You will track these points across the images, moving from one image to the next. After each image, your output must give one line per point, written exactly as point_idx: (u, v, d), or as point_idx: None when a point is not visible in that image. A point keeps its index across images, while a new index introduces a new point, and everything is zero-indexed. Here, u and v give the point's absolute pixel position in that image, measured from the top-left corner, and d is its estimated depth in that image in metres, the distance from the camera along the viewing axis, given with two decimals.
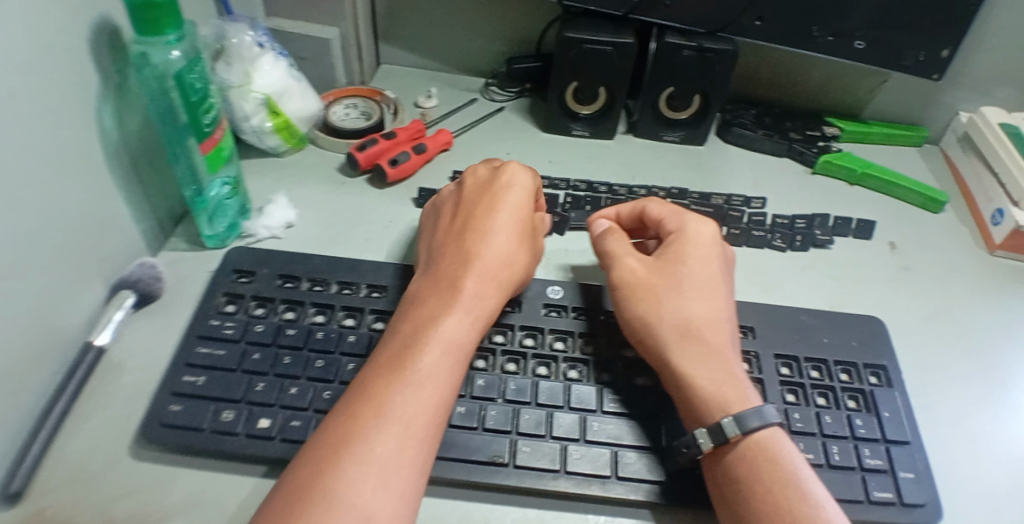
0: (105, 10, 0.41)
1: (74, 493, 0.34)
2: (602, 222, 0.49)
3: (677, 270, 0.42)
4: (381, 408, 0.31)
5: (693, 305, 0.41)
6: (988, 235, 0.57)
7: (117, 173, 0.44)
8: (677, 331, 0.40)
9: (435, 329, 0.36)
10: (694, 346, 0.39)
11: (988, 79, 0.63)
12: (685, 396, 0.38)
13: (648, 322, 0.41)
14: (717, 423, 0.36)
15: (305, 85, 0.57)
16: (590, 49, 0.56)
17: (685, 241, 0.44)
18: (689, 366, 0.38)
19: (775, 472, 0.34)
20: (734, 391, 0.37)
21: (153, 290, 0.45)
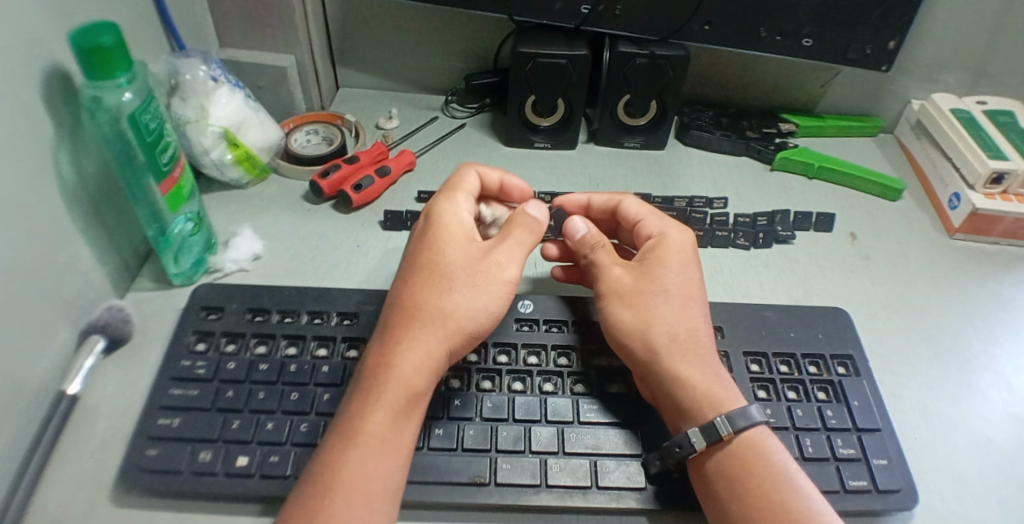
0: (53, 56, 0.40)
1: None
2: (579, 226, 0.46)
3: (662, 276, 0.41)
4: (346, 435, 0.32)
5: (681, 309, 0.40)
6: (947, 219, 0.59)
7: (78, 217, 0.44)
8: (667, 336, 0.38)
9: (397, 346, 0.35)
10: (685, 351, 0.38)
11: (937, 66, 0.65)
12: (676, 398, 0.37)
13: (636, 329, 0.39)
14: (709, 422, 0.35)
15: (263, 115, 0.58)
16: (544, 62, 0.57)
17: (670, 246, 0.43)
18: (681, 369, 0.37)
19: (765, 467, 0.34)
20: (725, 391, 0.37)
21: (124, 333, 0.45)
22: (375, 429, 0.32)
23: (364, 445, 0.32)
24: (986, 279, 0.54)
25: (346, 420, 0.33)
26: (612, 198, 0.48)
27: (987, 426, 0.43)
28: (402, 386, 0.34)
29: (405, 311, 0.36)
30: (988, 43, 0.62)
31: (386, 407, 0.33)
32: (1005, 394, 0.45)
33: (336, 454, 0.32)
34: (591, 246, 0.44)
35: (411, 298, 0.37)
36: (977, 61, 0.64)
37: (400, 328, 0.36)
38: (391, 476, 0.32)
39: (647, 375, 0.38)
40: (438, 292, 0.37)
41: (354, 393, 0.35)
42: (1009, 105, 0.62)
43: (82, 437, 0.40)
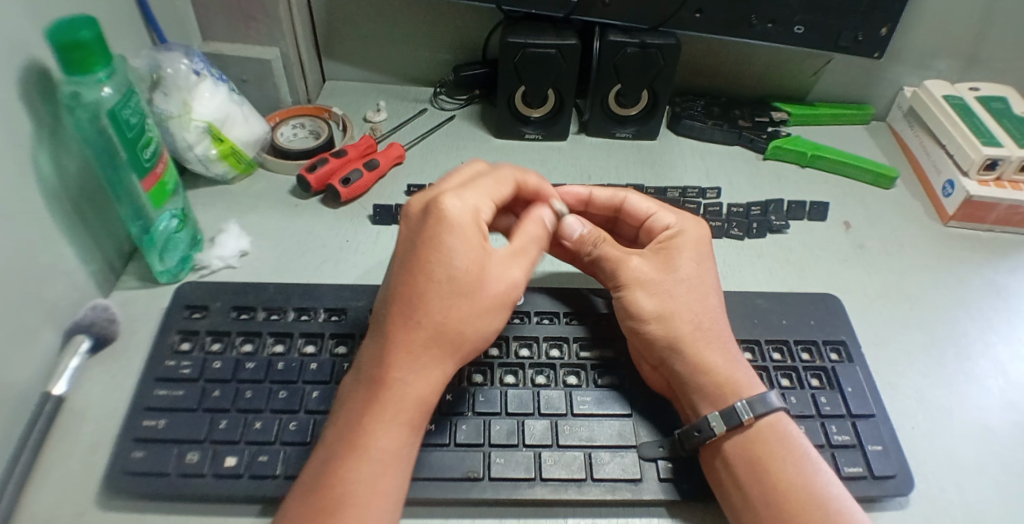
0: (29, 51, 0.39)
1: None
2: (574, 225, 0.43)
3: (683, 265, 0.42)
4: (353, 447, 0.31)
5: (701, 299, 0.41)
6: (940, 207, 0.58)
7: (59, 216, 0.43)
8: (691, 323, 0.39)
9: (411, 355, 0.33)
10: (706, 337, 0.39)
11: (927, 53, 0.64)
12: (702, 382, 0.38)
13: (657, 315, 0.40)
14: (731, 406, 0.36)
15: (248, 109, 0.57)
16: (534, 53, 0.56)
17: (688, 237, 0.44)
18: (704, 355, 0.38)
19: (786, 452, 0.34)
20: (746, 376, 0.38)
21: (110, 333, 0.45)
22: (383, 443, 0.31)
23: (373, 461, 0.31)
24: (979, 266, 0.54)
25: (350, 430, 0.32)
26: (617, 194, 0.47)
27: (982, 413, 0.43)
28: (407, 401, 0.33)
29: (408, 319, 0.33)
30: (980, 29, 0.62)
31: (393, 422, 0.32)
32: (1000, 380, 0.45)
33: (343, 470, 0.30)
34: (596, 240, 0.43)
35: (415, 304, 0.33)
36: (970, 46, 0.64)
37: (403, 337, 0.33)
38: (398, 488, 0.31)
39: (668, 361, 0.39)
40: (446, 301, 0.33)
41: (354, 401, 0.33)
42: (1002, 91, 0.62)
43: (68, 439, 0.39)
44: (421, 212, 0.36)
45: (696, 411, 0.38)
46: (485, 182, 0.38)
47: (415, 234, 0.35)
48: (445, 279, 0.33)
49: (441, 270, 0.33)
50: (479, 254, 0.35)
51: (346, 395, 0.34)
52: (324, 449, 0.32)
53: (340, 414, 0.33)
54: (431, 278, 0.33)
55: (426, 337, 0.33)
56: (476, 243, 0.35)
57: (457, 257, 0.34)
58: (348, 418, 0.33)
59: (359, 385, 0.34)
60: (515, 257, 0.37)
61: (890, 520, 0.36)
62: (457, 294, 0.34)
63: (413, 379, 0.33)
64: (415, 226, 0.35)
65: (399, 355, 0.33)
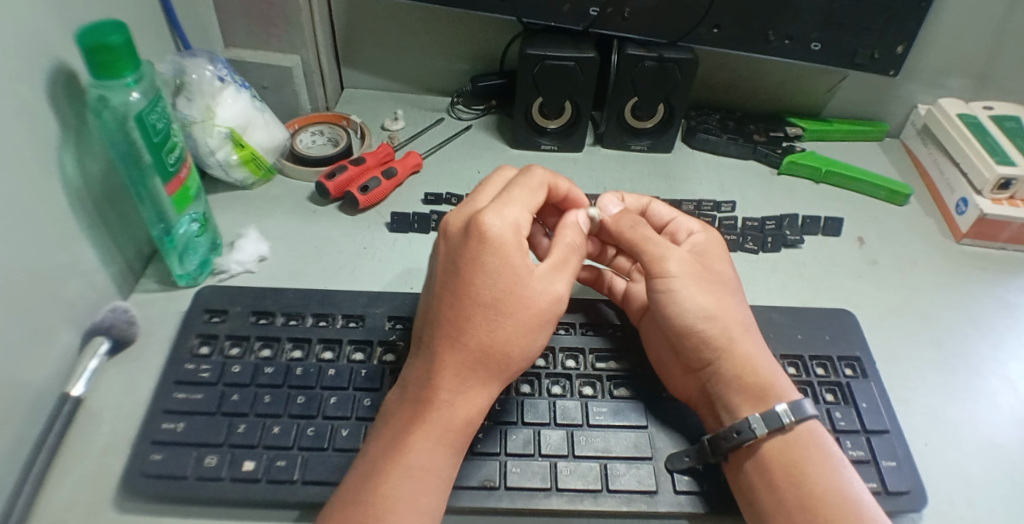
0: (58, 56, 0.40)
1: None
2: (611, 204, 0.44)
3: (719, 268, 0.42)
4: (397, 464, 0.32)
5: (739, 301, 0.40)
6: (953, 224, 0.59)
7: (82, 219, 0.43)
8: (739, 325, 0.39)
9: (458, 376, 0.34)
10: (751, 340, 0.39)
11: (942, 72, 0.65)
12: (746, 384, 0.37)
13: (709, 312, 0.38)
14: (772, 409, 0.36)
15: (269, 116, 0.57)
16: (552, 65, 0.57)
17: (714, 241, 0.44)
18: (752, 358, 0.38)
19: (822, 459, 0.34)
20: (785, 382, 0.38)
21: (128, 335, 0.45)
22: (425, 461, 0.32)
23: (416, 478, 0.31)
24: (993, 285, 0.54)
25: (394, 445, 0.33)
26: (643, 198, 0.48)
27: (997, 430, 0.43)
28: (452, 420, 0.33)
29: (453, 337, 0.34)
30: (995, 49, 0.63)
31: (437, 439, 0.33)
32: (1012, 397, 0.45)
33: (386, 484, 0.31)
34: (631, 222, 0.42)
35: (459, 321, 0.34)
36: (984, 65, 0.64)
37: (447, 354, 0.34)
38: (439, 504, 0.32)
39: (717, 362, 0.38)
40: (491, 323, 0.34)
41: (398, 418, 0.34)
42: (1016, 110, 0.63)
43: (86, 440, 0.39)
44: (463, 229, 0.35)
45: (734, 414, 0.37)
46: (523, 196, 0.38)
47: (459, 253, 0.35)
48: (488, 299, 0.34)
49: (487, 290, 0.34)
50: (523, 272, 0.35)
51: (391, 411, 0.35)
52: (367, 462, 0.33)
53: (382, 430, 0.34)
54: (477, 299, 0.34)
55: (471, 357, 0.34)
56: (521, 263, 0.35)
57: (500, 277, 0.34)
58: (393, 432, 0.33)
59: (405, 402, 0.34)
60: (558, 270, 0.37)
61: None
62: (502, 314, 0.34)
63: (458, 399, 0.34)
64: (457, 244, 0.35)
65: (445, 373, 0.33)
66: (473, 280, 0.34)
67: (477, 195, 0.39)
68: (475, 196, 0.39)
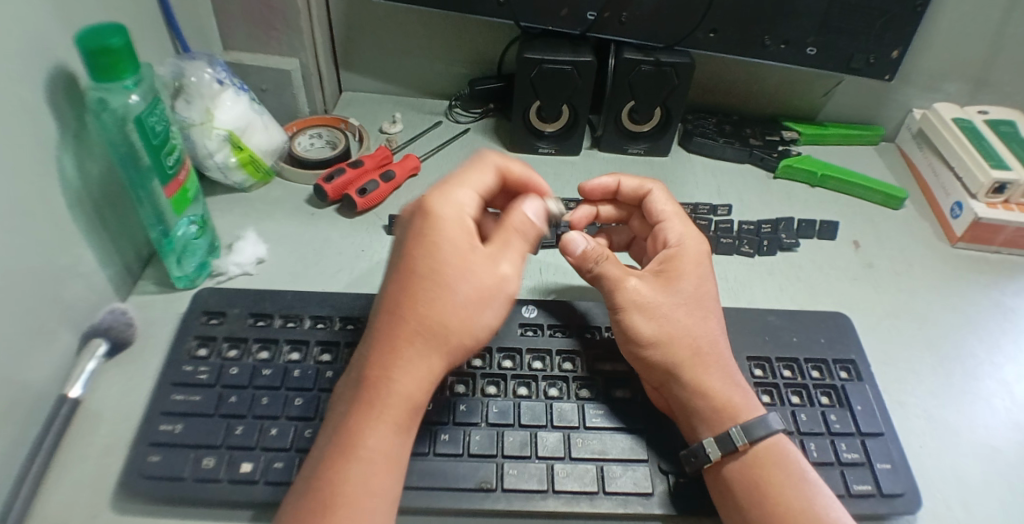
0: (57, 58, 0.40)
1: None
2: (579, 240, 0.42)
3: (681, 288, 0.41)
4: (344, 449, 0.31)
5: (702, 320, 0.40)
6: (948, 228, 0.59)
7: (81, 221, 0.44)
8: (689, 349, 0.39)
9: (395, 354, 0.32)
10: (705, 363, 0.39)
11: (937, 76, 0.65)
12: (700, 406, 0.37)
13: (657, 339, 0.39)
14: (726, 431, 0.36)
15: (268, 119, 0.58)
16: (550, 68, 0.57)
17: (683, 257, 0.43)
18: (703, 381, 0.38)
19: (782, 478, 0.35)
20: (744, 400, 0.38)
21: (127, 337, 0.45)
22: (372, 444, 0.31)
23: (361, 462, 0.31)
24: (987, 288, 0.54)
25: (340, 428, 0.32)
26: (641, 186, 0.48)
27: (989, 432, 0.43)
28: (394, 399, 0.32)
29: (393, 315, 0.33)
30: (989, 54, 0.63)
31: (380, 420, 0.32)
32: (1006, 401, 0.45)
33: (334, 469, 0.31)
34: (599, 257, 0.41)
35: (397, 297, 0.33)
36: (979, 70, 0.64)
37: (386, 331, 0.33)
38: (392, 489, 0.32)
39: (668, 385, 0.38)
40: (426, 297, 0.32)
41: (347, 403, 0.33)
42: (1011, 114, 0.63)
43: (84, 442, 0.39)
44: (412, 209, 0.36)
45: (696, 434, 0.37)
46: (473, 178, 0.38)
47: (406, 230, 0.35)
48: (423, 271, 0.33)
49: (424, 264, 0.33)
50: (461, 245, 0.34)
51: (340, 394, 0.34)
52: (319, 449, 0.32)
53: (333, 417, 0.33)
54: (415, 274, 0.33)
55: (408, 334, 0.32)
56: (463, 239, 0.34)
57: (440, 250, 0.33)
58: (340, 414, 0.33)
59: (349, 383, 0.34)
60: (501, 248, 0.35)
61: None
62: (438, 287, 0.32)
63: (397, 378, 0.32)
64: (407, 222, 0.36)
65: (385, 351, 0.32)
66: (410, 258, 0.33)
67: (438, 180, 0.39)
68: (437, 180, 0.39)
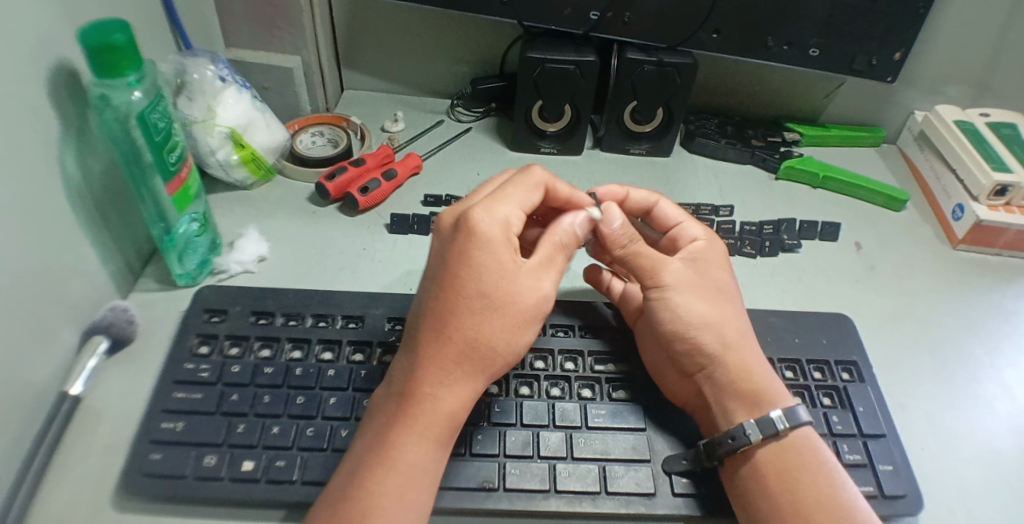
0: (61, 54, 0.40)
1: None
2: (615, 215, 0.41)
3: (715, 276, 0.42)
4: (383, 459, 0.32)
5: (736, 308, 0.41)
6: (949, 230, 0.59)
7: (82, 217, 0.43)
8: (734, 331, 0.40)
9: (439, 369, 0.33)
10: (746, 346, 0.40)
11: (939, 79, 0.65)
12: (741, 389, 0.38)
13: (703, 320, 0.39)
14: (767, 415, 0.36)
15: (270, 117, 0.57)
16: (553, 68, 0.57)
17: (714, 250, 0.44)
18: (746, 365, 0.38)
19: (791, 466, 0.35)
20: (781, 387, 0.38)
21: (128, 334, 0.45)
22: (410, 455, 0.32)
23: (400, 472, 0.31)
24: (988, 291, 0.54)
25: (380, 439, 0.32)
26: (650, 198, 0.47)
27: (990, 435, 0.43)
28: (438, 414, 0.33)
29: (438, 332, 0.33)
30: (991, 58, 0.63)
31: (422, 433, 0.32)
32: (1007, 404, 0.45)
33: (371, 478, 0.31)
34: (631, 237, 0.41)
35: (443, 316, 0.33)
36: (981, 73, 0.65)
37: (428, 345, 0.33)
38: (425, 499, 0.32)
39: (710, 367, 0.39)
40: (473, 316, 0.33)
41: (385, 415, 0.33)
42: (1012, 117, 0.63)
43: (85, 441, 0.39)
44: (451, 226, 0.36)
45: (730, 419, 0.37)
46: (518, 194, 0.38)
47: (446, 245, 0.36)
48: (471, 290, 0.34)
49: (473, 285, 0.34)
50: (512, 270, 0.35)
51: (378, 406, 0.34)
52: (353, 459, 0.33)
53: (368, 428, 0.34)
54: (461, 293, 0.34)
55: (454, 350, 0.33)
56: (508, 260, 0.35)
57: (488, 272, 0.34)
58: (378, 426, 0.33)
59: (389, 397, 0.34)
60: (546, 267, 0.37)
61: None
62: (485, 309, 0.34)
63: (443, 394, 0.33)
64: (446, 240, 0.36)
65: (430, 367, 0.33)
66: (452, 276, 0.34)
67: (474, 193, 0.40)
68: (472, 194, 0.40)
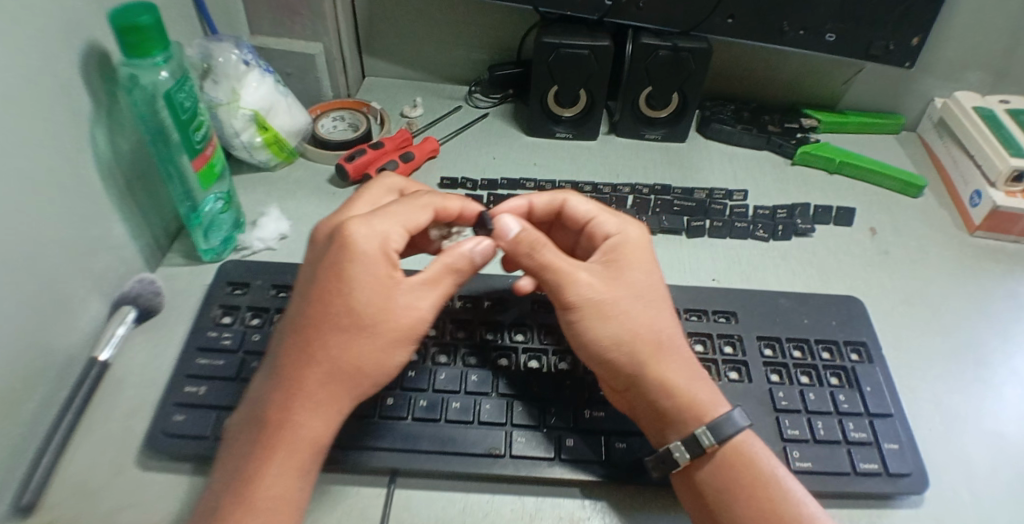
0: (92, 36, 0.42)
1: (75, 508, 0.35)
2: (511, 225, 0.38)
3: (633, 278, 0.39)
4: (242, 493, 0.30)
5: (659, 312, 0.38)
6: (967, 217, 0.58)
7: (112, 192, 0.45)
8: (651, 343, 0.37)
9: (301, 393, 0.32)
10: (668, 354, 0.37)
11: (958, 66, 0.65)
12: (667, 407, 0.36)
13: (617, 340, 0.37)
14: (692, 433, 0.35)
15: (292, 100, 0.59)
16: (567, 53, 0.58)
17: (633, 245, 0.41)
18: (667, 380, 0.37)
19: (732, 480, 0.34)
20: (707, 395, 0.37)
21: (154, 305, 0.47)
22: (272, 487, 0.31)
23: (262, 505, 0.30)
24: (1005, 278, 0.54)
25: (241, 470, 0.31)
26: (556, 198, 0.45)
27: (1002, 419, 0.43)
28: (302, 439, 0.32)
29: (300, 354, 0.32)
30: (1014, 43, 0.62)
31: (284, 461, 0.31)
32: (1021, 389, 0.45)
33: (232, 513, 0.30)
34: (535, 243, 0.37)
35: (308, 336, 0.33)
36: (1002, 60, 0.64)
37: (293, 368, 0.32)
38: None
39: (633, 388, 0.37)
40: (337, 337, 0.33)
41: (242, 441, 0.32)
42: None
43: (111, 404, 0.41)
44: (326, 238, 0.36)
45: (666, 439, 0.37)
46: (401, 211, 0.37)
47: (319, 261, 0.35)
48: (338, 309, 0.33)
49: (339, 304, 0.33)
50: (383, 285, 0.34)
51: (236, 432, 0.33)
52: (214, 491, 0.31)
53: (228, 456, 0.32)
54: (325, 312, 0.33)
55: (318, 373, 0.32)
56: (383, 276, 0.34)
57: (360, 291, 0.33)
58: (238, 455, 0.32)
59: (248, 423, 0.33)
60: (431, 288, 0.35)
61: (903, 517, 0.37)
62: (352, 328, 0.33)
63: (305, 418, 0.32)
64: (321, 249, 0.36)
65: (296, 391, 0.32)
66: (321, 295, 0.33)
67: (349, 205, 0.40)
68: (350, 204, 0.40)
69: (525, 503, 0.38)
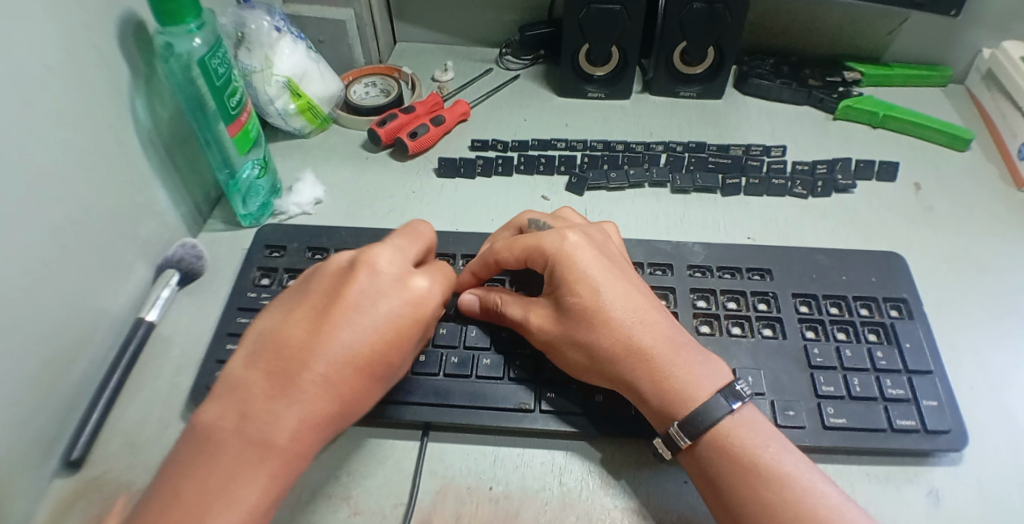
0: (129, 5, 0.42)
1: (126, 459, 0.37)
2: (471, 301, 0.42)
3: (583, 296, 0.37)
4: (215, 504, 0.28)
5: (616, 322, 0.37)
6: (1015, 171, 0.56)
7: (153, 159, 0.46)
8: (615, 354, 0.36)
9: (304, 424, 0.31)
10: (640, 357, 0.36)
11: (1010, 15, 0.62)
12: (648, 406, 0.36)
13: (581, 369, 0.38)
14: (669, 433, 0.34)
15: (324, 67, 0.59)
16: (600, 8, 0.57)
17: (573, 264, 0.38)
18: (634, 382, 0.36)
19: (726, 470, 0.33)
20: (690, 376, 0.35)
21: (195, 269, 0.48)
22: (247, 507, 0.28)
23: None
24: None
25: (214, 478, 0.28)
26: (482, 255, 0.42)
27: None
28: (287, 466, 0.30)
29: (313, 381, 0.31)
30: None
31: (268, 484, 0.29)
32: None
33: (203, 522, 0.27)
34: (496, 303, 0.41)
35: (324, 365, 0.32)
36: None
37: (302, 391, 0.31)
38: None
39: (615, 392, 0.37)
40: (352, 377, 0.32)
41: (223, 447, 0.29)
42: None
43: (157, 362, 0.42)
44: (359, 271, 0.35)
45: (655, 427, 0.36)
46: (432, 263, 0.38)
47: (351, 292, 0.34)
48: (359, 350, 0.32)
49: (363, 345, 0.33)
50: (401, 335, 0.34)
51: (213, 435, 0.30)
52: (173, 493, 0.28)
53: (199, 458, 0.29)
54: (350, 347, 0.32)
55: (326, 405, 0.31)
56: (406, 324, 0.34)
57: (380, 337, 0.33)
58: (212, 462, 0.29)
59: (234, 429, 0.30)
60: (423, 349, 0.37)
61: (941, 475, 0.37)
62: (366, 370, 0.33)
63: (297, 447, 0.30)
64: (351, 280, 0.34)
65: (301, 415, 0.31)
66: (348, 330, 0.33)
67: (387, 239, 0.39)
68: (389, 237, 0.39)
69: (557, 457, 0.38)
